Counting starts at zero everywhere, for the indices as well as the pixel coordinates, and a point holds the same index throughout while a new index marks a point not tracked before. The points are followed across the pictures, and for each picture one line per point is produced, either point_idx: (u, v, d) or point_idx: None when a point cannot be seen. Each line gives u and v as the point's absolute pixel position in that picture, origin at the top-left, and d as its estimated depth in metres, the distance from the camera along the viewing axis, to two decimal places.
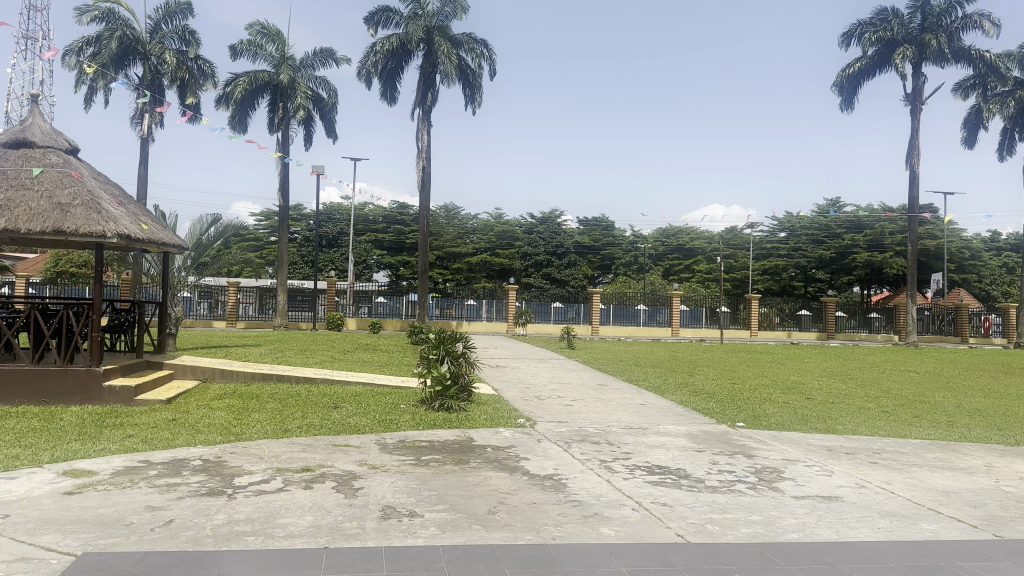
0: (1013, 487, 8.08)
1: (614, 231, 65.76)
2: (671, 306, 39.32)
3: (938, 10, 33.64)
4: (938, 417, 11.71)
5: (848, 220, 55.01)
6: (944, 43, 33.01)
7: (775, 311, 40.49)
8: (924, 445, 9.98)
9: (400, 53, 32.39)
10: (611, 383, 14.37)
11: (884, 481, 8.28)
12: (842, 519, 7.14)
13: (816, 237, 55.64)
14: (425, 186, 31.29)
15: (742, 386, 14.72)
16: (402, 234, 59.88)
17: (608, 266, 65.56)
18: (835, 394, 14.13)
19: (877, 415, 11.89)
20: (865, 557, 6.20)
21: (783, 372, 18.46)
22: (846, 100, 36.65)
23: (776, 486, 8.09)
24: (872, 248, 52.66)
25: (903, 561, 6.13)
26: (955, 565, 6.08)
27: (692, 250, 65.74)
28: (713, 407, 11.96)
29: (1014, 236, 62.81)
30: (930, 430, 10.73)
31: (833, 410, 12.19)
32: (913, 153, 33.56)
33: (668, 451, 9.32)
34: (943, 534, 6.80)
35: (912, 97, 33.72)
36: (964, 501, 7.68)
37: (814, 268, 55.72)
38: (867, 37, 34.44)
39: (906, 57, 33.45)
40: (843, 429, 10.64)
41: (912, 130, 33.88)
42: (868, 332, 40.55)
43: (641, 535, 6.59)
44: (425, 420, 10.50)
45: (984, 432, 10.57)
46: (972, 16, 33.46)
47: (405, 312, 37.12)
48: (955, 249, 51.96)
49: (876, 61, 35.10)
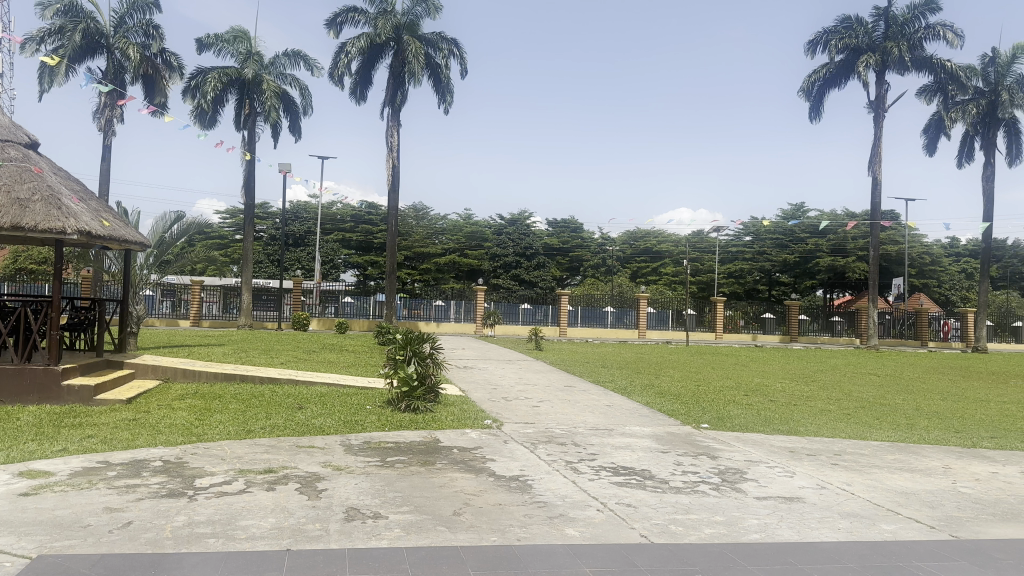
0: (969, 488, 8.23)
1: (583, 232, 66.02)
2: (638, 308, 39.44)
3: (901, 19, 34.21)
4: (899, 420, 11.88)
5: (812, 226, 55.69)
6: (905, 51, 33.61)
7: (741, 313, 40.79)
8: (884, 447, 10.11)
9: (368, 53, 32.28)
10: (578, 384, 14.49)
11: (845, 482, 8.38)
12: (803, 520, 7.24)
13: (780, 241, 56.35)
14: (394, 187, 31.15)
15: (707, 388, 14.95)
16: (370, 234, 59.68)
17: (576, 268, 65.76)
18: (799, 396, 14.34)
19: (838, 416, 12.09)
20: (826, 558, 6.27)
21: (747, 373, 18.84)
22: (811, 107, 37.17)
23: (739, 487, 8.16)
24: (835, 253, 53.28)
25: (862, 562, 6.22)
26: (913, 565, 6.18)
27: (659, 253, 66.50)
28: (678, 409, 12.07)
29: (973, 242, 64.33)
30: (890, 433, 10.88)
31: (796, 412, 12.34)
32: (877, 158, 34.01)
33: (633, 451, 9.36)
34: (902, 534, 6.92)
35: (875, 104, 34.25)
36: (923, 502, 7.80)
37: (777, 272, 56.54)
38: (832, 44, 35.03)
39: (870, 64, 34.03)
40: (806, 430, 10.77)
41: (875, 137, 34.41)
42: (831, 335, 41.10)
43: (606, 535, 6.63)
44: (390, 420, 10.44)
45: (942, 435, 10.73)
46: (936, 26, 34.10)
47: (372, 312, 36.99)
48: (916, 254, 52.95)
49: (839, 70, 35.76)
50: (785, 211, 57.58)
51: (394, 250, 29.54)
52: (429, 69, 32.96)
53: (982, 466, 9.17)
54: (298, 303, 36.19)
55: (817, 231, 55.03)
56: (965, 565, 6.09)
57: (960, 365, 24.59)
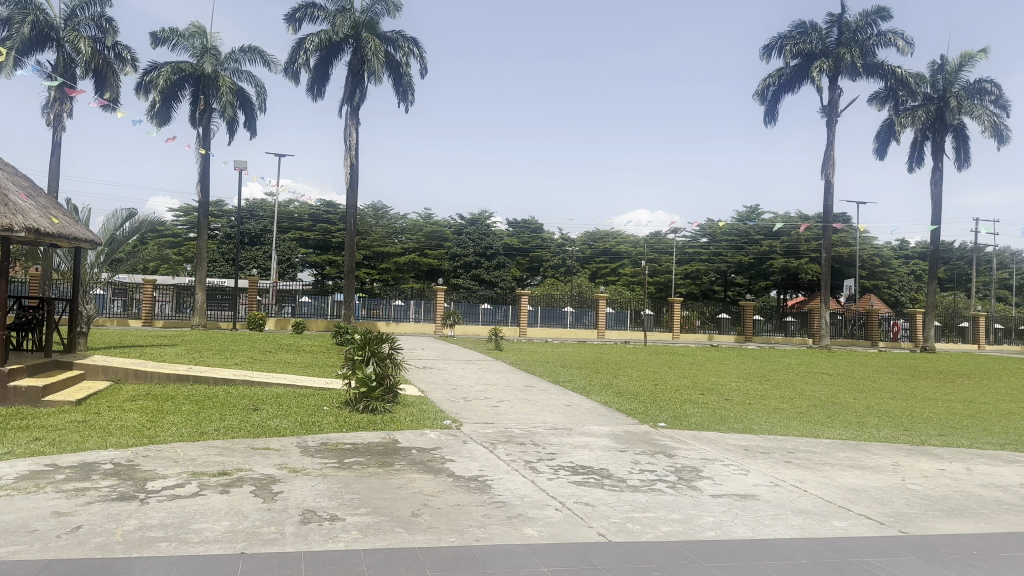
0: (917, 484, 8.44)
1: (543, 232, 66.25)
2: (597, 308, 39.65)
3: (854, 26, 34.96)
4: (849, 418, 12.15)
5: (767, 228, 56.61)
6: (857, 58, 34.34)
7: (697, 314, 41.36)
8: (835, 444, 10.32)
9: (327, 50, 31.99)
10: (538, 384, 14.51)
11: (798, 479, 8.55)
12: (757, 517, 7.37)
13: (736, 243, 57.22)
14: (352, 185, 30.87)
15: (664, 387, 15.11)
16: (328, 233, 59.12)
17: (536, 268, 65.89)
18: (753, 395, 14.58)
19: (791, 414, 12.32)
20: (780, 554, 6.39)
21: (703, 373, 19.04)
22: (767, 111, 37.76)
23: (695, 485, 8.27)
24: (788, 255, 54.19)
25: (815, 558, 6.34)
26: (863, 560, 6.33)
27: (618, 254, 67.09)
28: (636, 408, 12.17)
29: (921, 245, 66.15)
30: (841, 430, 11.11)
31: (751, 411, 12.54)
32: (829, 162, 34.74)
33: (592, 451, 9.42)
34: (853, 530, 7.08)
35: (829, 109, 34.87)
36: (872, 498, 7.99)
37: (733, 273, 57.31)
38: (787, 49, 35.67)
39: (823, 70, 34.69)
40: (760, 429, 10.95)
41: (828, 140, 35.08)
42: (784, 335, 41.81)
43: (564, 534, 6.66)
44: (348, 422, 10.36)
45: (891, 433, 11.00)
46: (887, 33, 34.92)
47: (330, 312, 36.66)
48: (866, 256, 54.18)
49: (794, 74, 36.41)
50: (741, 213, 58.44)
51: (352, 250, 29.28)
52: (389, 68, 32.75)
53: (929, 462, 9.42)
54: (254, 303, 35.88)
55: (772, 233, 55.98)
56: (913, 559, 6.25)
57: (907, 365, 25.19)
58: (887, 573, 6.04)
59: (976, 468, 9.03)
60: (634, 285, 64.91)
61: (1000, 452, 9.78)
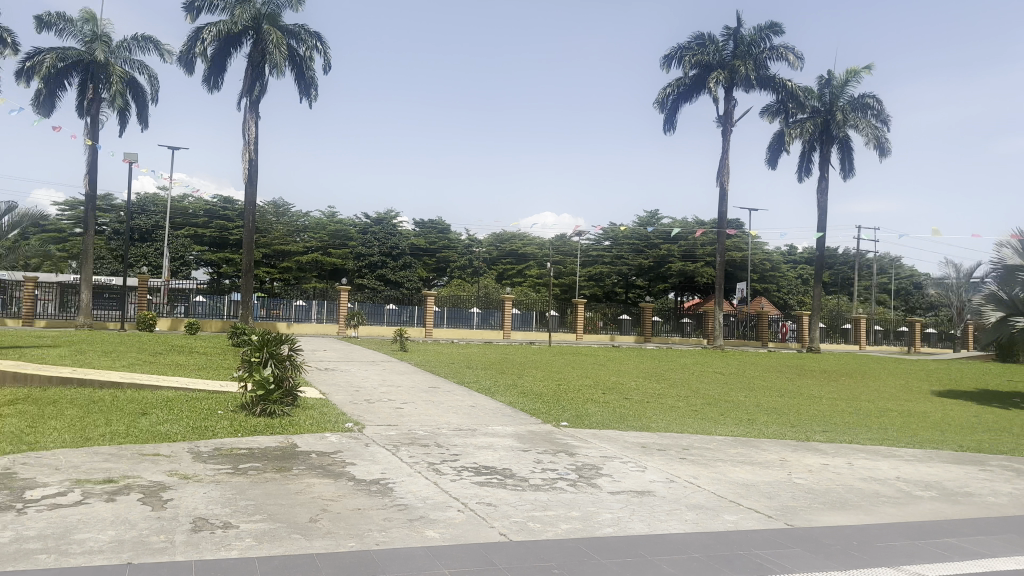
0: (802, 479, 8.88)
1: (449, 233, 66.19)
2: (503, 309, 39.96)
3: (749, 40, 36.53)
4: (741, 416, 12.70)
5: (666, 232, 58.46)
6: (751, 70, 35.87)
7: (600, 315, 42.25)
8: (728, 441, 10.76)
9: (226, 41, 30.90)
10: (442, 385, 14.46)
11: (692, 475, 8.85)
12: (653, 513, 7.59)
13: (636, 246, 58.85)
14: (250, 180, 29.89)
15: (568, 387, 15.36)
16: (226, 230, 57.12)
17: (442, 268, 65.73)
18: (651, 394, 15.03)
19: (687, 412, 12.77)
20: (674, 549, 6.59)
21: (605, 373, 19.45)
22: (667, 119, 38.92)
23: (595, 483, 8.44)
24: (686, 258, 56.08)
25: (707, 551, 6.58)
26: (751, 552, 6.61)
27: (524, 255, 67.76)
28: (539, 408, 12.31)
29: (807, 251, 69.98)
30: (734, 427, 11.60)
31: (649, 409, 12.91)
32: (724, 170, 36.16)
33: (495, 451, 9.47)
34: (742, 524, 7.40)
35: (724, 119, 36.26)
36: (761, 492, 8.37)
37: (634, 275, 58.75)
38: (686, 60, 36.97)
39: (720, 81, 36.06)
40: (658, 426, 11.29)
41: (724, 149, 36.52)
42: (681, 335, 43.35)
43: (466, 535, 6.66)
44: (244, 426, 10.03)
45: (779, 429, 11.56)
46: (779, 48, 36.68)
47: (227, 312, 35.44)
48: (757, 260, 56.77)
49: (693, 85, 37.73)
50: (642, 218, 60.06)
51: (250, 247, 28.36)
52: (292, 62, 31.98)
53: (813, 457, 9.95)
54: (145, 302, 34.19)
55: (670, 238, 57.85)
56: (797, 550, 6.58)
57: (793, 364, 26.51)
58: (772, 564, 6.34)
59: (856, 462, 9.60)
60: (539, 286, 65.74)
61: (876, 446, 10.43)
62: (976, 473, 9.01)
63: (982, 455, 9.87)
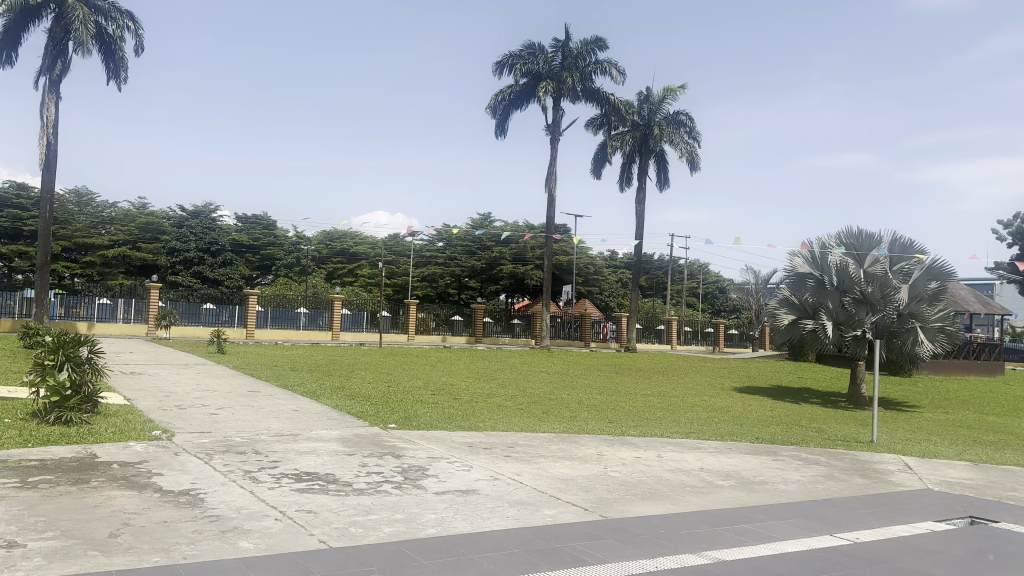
0: (617, 471, 9.36)
1: (276, 230, 64.19)
2: (332, 310, 38.98)
3: (575, 53, 38.07)
4: (563, 413, 13.22)
5: (497, 235, 59.63)
6: (577, 81, 37.57)
7: (433, 316, 42.32)
8: (550, 437, 11.14)
9: (22, 12, 27.98)
10: (263, 389, 13.90)
11: (516, 472, 9.08)
12: (476, 511, 7.70)
13: (469, 248, 59.62)
14: (48, 165, 27.33)
15: (397, 388, 15.29)
16: (18, 220, 51.90)
17: (268, 267, 63.62)
18: (480, 393, 15.30)
19: (513, 411, 13.11)
20: (495, 546, 6.71)
21: (435, 374, 19.52)
22: (499, 124, 39.47)
23: (420, 484, 8.45)
24: (516, 261, 57.90)
25: (526, 547, 6.75)
26: (568, 545, 6.86)
27: (355, 255, 66.63)
28: (366, 410, 12.16)
29: (626, 257, 74.62)
30: (557, 424, 12.04)
31: (477, 408, 13.13)
32: (552, 176, 37.32)
33: (318, 456, 9.23)
34: (561, 518, 7.67)
35: (552, 128, 37.64)
36: (579, 486, 8.72)
37: (466, 277, 59.40)
38: (517, 67, 37.90)
39: (549, 91, 37.17)
40: (484, 425, 11.50)
41: (551, 157, 37.69)
42: (511, 336, 44.76)
43: (283, 544, 6.43)
44: (34, 436, 9.13)
45: (598, 425, 12.14)
46: (602, 63, 38.52)
47: (17, 310, 32.21)
48: (581, 265, 59.57)
49: (523, 92, 38.64)
50: (474, 221, 60.80)
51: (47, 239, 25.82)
52: (100, 41, 29.55)
53: (628, 450, 10.51)
54: None
55: (501, 241, 59.14)
56: (610, 541, 6.91)
57: (611, 363, 27.92)
58: (586, 555, 6.60)
59: (666, 454, 10.24)
60: (371, 287, 64.92)
61: (684, 439, 11.21)
62: (769, 461, 9.89)
63: (773, 445, 10.88)
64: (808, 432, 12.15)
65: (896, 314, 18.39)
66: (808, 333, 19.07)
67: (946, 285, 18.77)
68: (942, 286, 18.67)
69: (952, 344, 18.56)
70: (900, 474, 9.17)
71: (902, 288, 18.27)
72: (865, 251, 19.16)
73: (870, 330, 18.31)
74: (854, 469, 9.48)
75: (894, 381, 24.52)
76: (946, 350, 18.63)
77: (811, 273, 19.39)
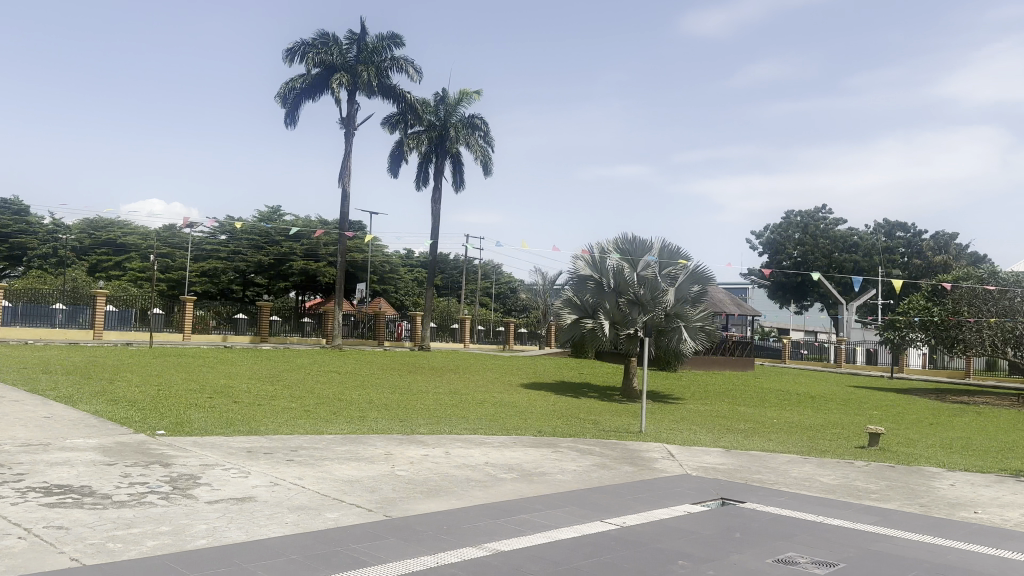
0: (402, 470, 9.36)
1: (32, 216, 59.07)
2: (94, 305, 32.26)
3: (371, 47, 36.19)
4: (351, 414, 13.04)
5: (286, 230, 56.14)
6: (374, 76, 35.58)
7: (213, 313, 36.57)
8: (335, 439, 10.95)
9: None
10: (4, 395, 12.34)
11: (297, 476, 8.81)
12: (252, 518, 7.38)
13: (256, 241, 54.32)
14: None
15: (170, 392, 14.26)
16: None
17: (18, 257, 58.18)
18: (263, 396, 14.68)
19: (297, 414, 12.71)
20: (271, 553, 6.46)
21: (214, 376, 18.37)
22: (289, 116, 36.32)
23: (190, 493, 7.95)
24: (308, 257, 53.83)
25: (304, 551, 6.56)
26: (348, 548, 6.75)
27: (123, 246, 60.85)
28: (132, 417, 11.23)
29: (422, 256, 74.82)
30: (343, 426, 11.85)
31: (259, 412, 12.59)
32: (346, 173, 34.98)
33: (72, 468, 8.39)
34: (342, 520, 7.54)
35: (347, 123, 36.03)
36: (363, 487, 8.63)
37: (252, 273, 54.64)
38: (309, 57, 35.17)
39: (343, 84, 34.90)
40: (266, 429, 11.07)
41: (345, 153, 35.31)
42: (300, 336, 40.06)
43: (25, 565, 5.77)
44: None
45: (386, 425, 12.10)
46: (399, 60, 37.06)
47: None
48: (378, 263, 57.28)
49: (315, 83, 35.93)
50: (260, 213, 56.40)
51: None
52: None
53: (415, 448, 10.57)
54: None
55: (291, 236, 54.91)
56: (391, 540, 6.89)
57: (402, 363, 27.69)
58: (367, 556, 6.54)
59: (452, 451, 10.41)
60: (142, 282, 58.80)
61: (471, 435, 11.47)
62: (549, 454, 10.36)
63: (554, 438, 11.41)
64: (585, 424, 12.90)
65: (664, 315, 19.92)
66: (588, 332, 20.21)
67: (706, 288, 20.56)
68: (703, 289, 20.42)
69: (710, 341, 20.42)
70: (663, 461, 9.99)
71: (669, 292, 19.88)
72: (637, 256, 20.55)
73: (641, 329, 19.74)
74: (625, 458, 10.18)
75: (664, 375, 26.71)
76: (705, 348, 20.50)
77: (590, 275, 20.54)
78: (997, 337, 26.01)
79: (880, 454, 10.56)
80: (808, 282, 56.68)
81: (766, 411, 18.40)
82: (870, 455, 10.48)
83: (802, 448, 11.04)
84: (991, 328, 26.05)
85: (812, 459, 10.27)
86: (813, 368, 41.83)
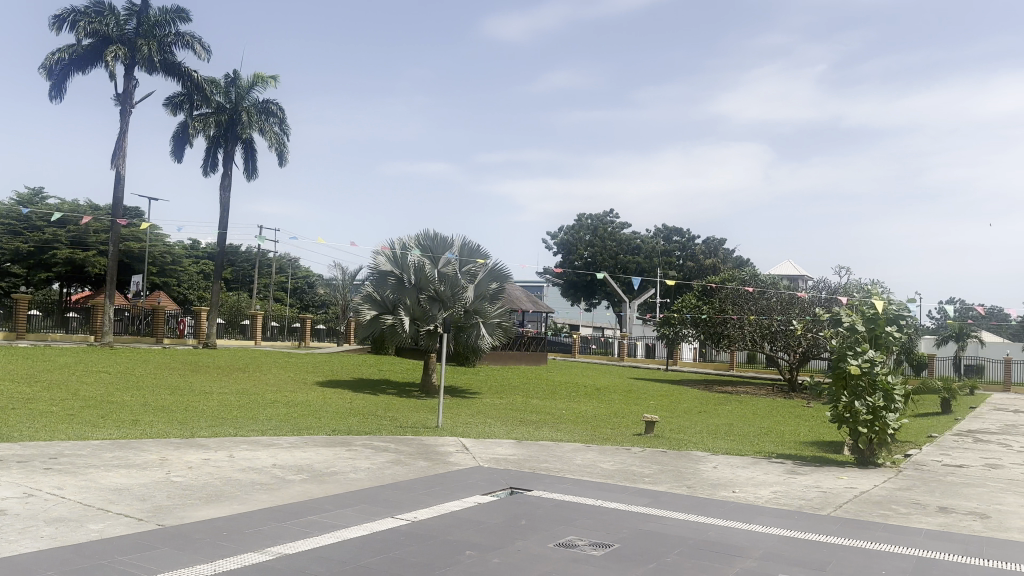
0: (181, 476, 8.78)
1: None
2: None
3: (153, 19, 30.06)
4: (124, 417, 12.04)
5: (46, 214, 48.36)
6: (156, 53, 29.92)
7: None
8: (103, 445, 10.06)
9: None
10: None
11: (55, 487, 7.98)
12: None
13: (10, 227, 46.48)
14: None
15: None
16: None
17: None
18: (18, 400, 13.11)
19: (60, 418, 11.54)
20: (21, 572, 5.79)
21: None
22: (53, 89, 30.03)
23: None
24: (75, 246, 47.70)
25: (61, 568, 5.94)
26: (114, 560, 6.21)
27: None
28: None
29: (209, 247, 68.37)
30: (114, 430, 10.93)
31: (11, 417, 11.25)
32: (121, 159, 29.94)
33: None
34: (108, 532, 6.94)
35: (123, 98, 31.17)
36: (134, 495, 7.99)
37: (7, 261, 46.78)
38: (77, 24, 29.00)
39: (119, 58, 29.36)
40: (20, 436, 9.97)
41: (119, 138, 30.01)
42: (65, 333, 31.82)
43: None
44: None
45: (164, 428, 11.32)
46: (185, 35, 30.98)
47: None
48: (157, 253, 52.12)
49: (84, 56, 29.62)
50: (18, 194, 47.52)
51: None
52: None
53: (196, 451, 9.97)
54: None
55: (52, 221, 48.54)
56: (163, 550, 6.42)
57: (185, 360, 25.64)
58: (135, 568, 6.05)
59: (237, 454, 9.93)
60: None
61: (259, 437, 11.03)
62: (341, 453, 10.19)
63: (347, 437, 11.25)
64: (381, 422, 12.83)
65: (463, 312, 20.33)
66: (387, 328, 20.17)
67: (504, 286, 21.24)
68: (500, 287, 21.05)
69: (506, 337, 21.17)
70: (456, 455, 10.18)
71: (469, 289, 20.31)
72: (439, 253, 20.79)
73: (441, 325, 19.99)
74: (418, 453, 10.24)
75: (463, 371, 27.08)
76: (502, 343, 21.20)
77: (391, 271, 20.50)
78: (756, 332, 28.39)
79: (653, 440, 11.46)
80: (595, 282, 61.08)
81: (559, 404, 19.30)
82: (646, 442, 11.33)
83: (586, 438, 11.70)
84: (751, 324, 28.51)
85: (594, 447, 10.93)
86: (604, 363, 44.37)
